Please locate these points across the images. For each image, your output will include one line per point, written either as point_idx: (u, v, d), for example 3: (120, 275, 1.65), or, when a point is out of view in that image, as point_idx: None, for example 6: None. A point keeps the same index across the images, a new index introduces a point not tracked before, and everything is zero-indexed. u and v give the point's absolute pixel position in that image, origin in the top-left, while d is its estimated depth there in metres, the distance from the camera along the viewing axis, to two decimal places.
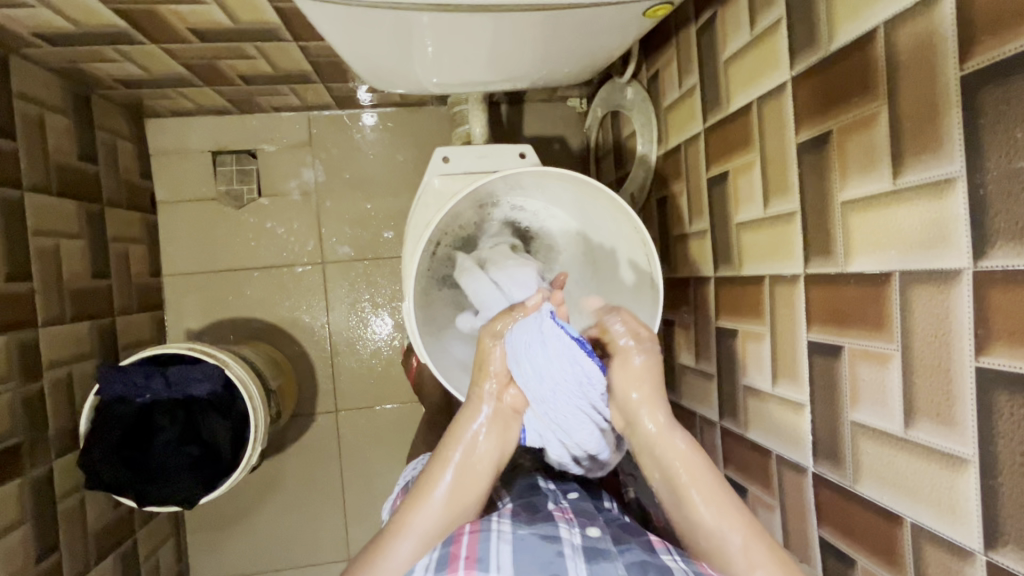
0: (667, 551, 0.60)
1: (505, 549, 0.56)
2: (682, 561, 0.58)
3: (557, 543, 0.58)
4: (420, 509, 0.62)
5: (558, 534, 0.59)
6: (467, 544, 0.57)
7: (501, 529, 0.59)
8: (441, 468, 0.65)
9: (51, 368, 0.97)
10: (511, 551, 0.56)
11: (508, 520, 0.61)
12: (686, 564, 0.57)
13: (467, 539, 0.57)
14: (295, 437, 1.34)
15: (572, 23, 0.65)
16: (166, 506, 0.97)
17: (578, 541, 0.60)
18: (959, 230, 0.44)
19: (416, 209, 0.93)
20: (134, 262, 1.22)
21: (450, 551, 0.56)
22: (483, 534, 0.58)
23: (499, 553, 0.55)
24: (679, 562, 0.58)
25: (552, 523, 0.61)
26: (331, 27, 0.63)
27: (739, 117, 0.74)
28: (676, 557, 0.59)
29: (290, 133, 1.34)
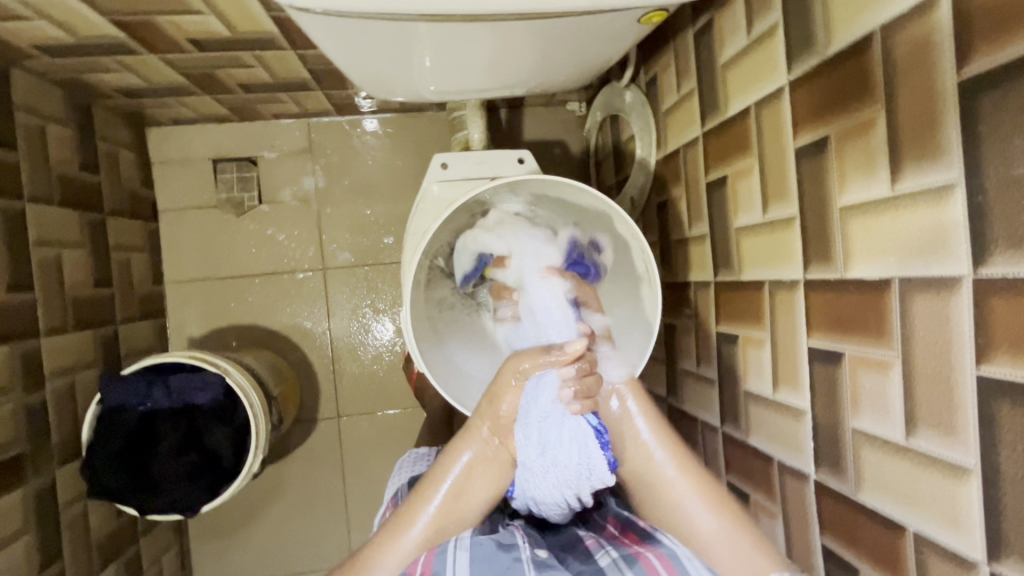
0: (602, 550, 0.67)
1: (460, 559, 0.63)
2: (614, 552, 0.65)
3: (511, 553, 0.65)
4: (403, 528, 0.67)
5: (508, 545, 0.66)
6: (423, 562, 0.64)
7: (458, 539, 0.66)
8: (423, 507, 0.67)
9: (54, 378, 0.97)
10: (466, 562, 0.63)
11: (466, 532, 0.68)
12: (617, 554, 0.64)
13: (424, 561, 0.64)
14: (298, 443, 1.34)
15: (569, 30, 0.65)
16: (169, 514, 0.97)
17: (530, 551, 0.66)
18: (959, 237, 0.44)
19: (416, 216, 0.93)
20: (136, 270, 1.23)
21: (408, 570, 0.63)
22: (439, 552, 0.64)
23: (454, 564, 0.63)
24: (612, 555, 0.65)
25: (505, 535, 0.68)
26: (326, 38, 0.63)
27: (737, 122, 0.74)
28: (610, 551, 0.66)
29: (290, 140, 1.34)
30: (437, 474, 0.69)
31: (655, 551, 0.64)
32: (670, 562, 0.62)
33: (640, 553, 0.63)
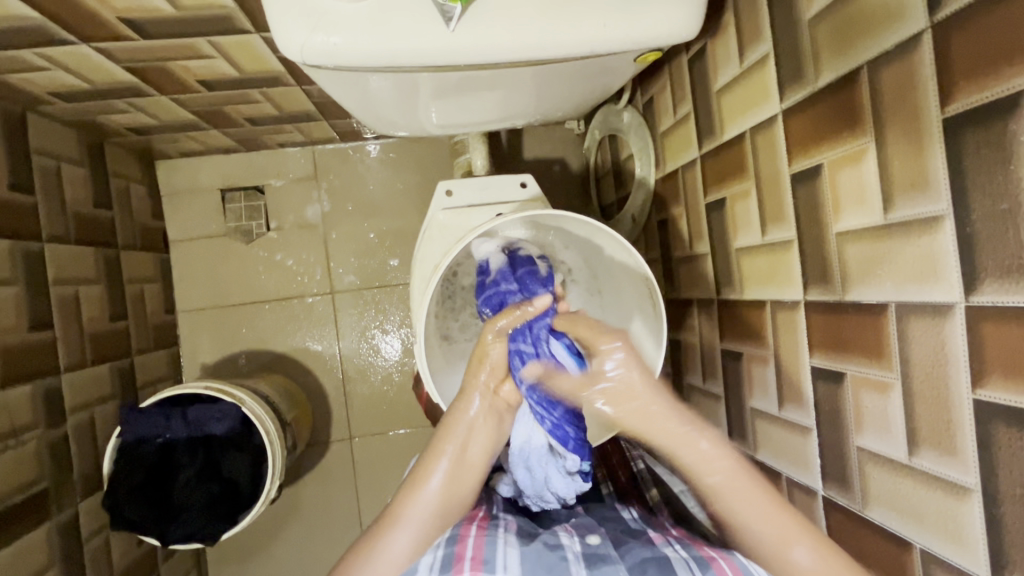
0: (667, 544, 0.64)
1: (511, 553, 0.60)
2: (682, 550, 0.61)
3: (559, 550, 0.61)
4: (412, 504, 0.65)
5: (558, 543, 0.63)
6: (473, 546, 0.60)
7: (507, 538, 0.62)
8: (431, 470, 0.67)
9: (74, 412, 1.00)
10: (517, 559, 0.59)
11: (513, 534, 0.64)
12: (687, 553, 0.60)
13: (472, 540, 0.61)
14: (312, 465, 1.36)
15: (568, 70, 0.67)
16: (189, 542, 0.99)
17: (579, 548, 0.63)
18: (949, 265, 0.46)
19: (423, 243, 0.95)
20: (149, 301, 1.26)
21: (455, 551, 0.59)
22: (489, 539, 0.61)
23: (504, 558, 0.59)
24: (680, 552, 0.61)
25: (551, 534, 0.64)
26: (335, 87, 0.65)
27: (733, 146, 0.76)
28: (676, 547, 0.63)
29: (296, 168, 1.37)
30: (447, 427, 0.70)
31: (728, 558, 0.58)
32: (742, 569, 0.57)
33: (712, 559, 0.58)
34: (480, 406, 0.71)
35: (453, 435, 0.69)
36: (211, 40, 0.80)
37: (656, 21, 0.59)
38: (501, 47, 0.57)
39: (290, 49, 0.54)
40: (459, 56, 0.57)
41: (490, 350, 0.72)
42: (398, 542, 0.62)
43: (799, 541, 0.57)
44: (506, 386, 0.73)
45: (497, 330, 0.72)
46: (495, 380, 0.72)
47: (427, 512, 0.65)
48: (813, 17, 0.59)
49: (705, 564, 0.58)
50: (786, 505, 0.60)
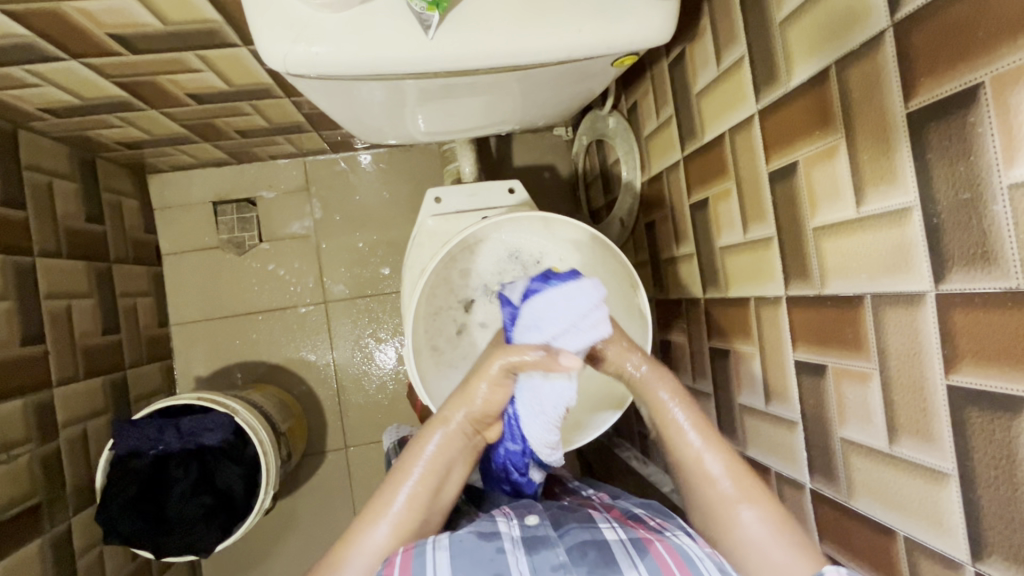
0: (606, 523, 0.64)
1: (442, 558, 0.56)
2: (620, 531, 0.61)
3: (495, 540, 0.59)
4: (356, 545, 0.63)
5: (494, 532, 0.60)
6: (401, 563, 0.55)
7: (436, 539, 0.58)
8: (385, 507, 0.65)
9: (67, 427, 1.00)
10: (447, 561, 0.55)
11: (444, 532, 0.60)
12: (624, 534, 0.60)
13: (400, 559, 0.56)
14: (307, 476, 1.36)
15: (547, 76, 0.69)
16: (182, 555, 0.97)
17: (517, 533, 0.61)
18: (919, 255, 0.47)
19: (413, 249, 0.96)
20: (142, 313, 1.26)
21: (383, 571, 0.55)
22: (417, 550, 0.57)
23: (435, 564, 0.55)
24: (618, 533, 0.61)
25: (488, 523, 0.62)
26: (321, 97, 0.67)
27: (714, 147, 0.78)
28: (614, 527, 0.62)
29: (287, 179, 1.38)
30: (410, 457, 0.69)
31: (665, 543, 0.58)
32: (679, 553, 0.56)
33: (649, 543, 0.58)
34: (446, 436, 0.69)
35: (413, 468, 0.68)
36: (199, 55, 0.82)
37: (631, 28, 0.61)
38: (481, 54, 0.58)
39: (274, 60, 0.56)
40: (441, 65, 0.58)
41: (478, 390, 0.69)
42: None
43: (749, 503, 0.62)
44: (491, 428, 0.72)
45: (488, 381, 0.68)
46: (473, 424, 0.70)
47: (374, 554, 0.62)
48: (783, 20, 0.61)
49: (642, 547, 0.57)
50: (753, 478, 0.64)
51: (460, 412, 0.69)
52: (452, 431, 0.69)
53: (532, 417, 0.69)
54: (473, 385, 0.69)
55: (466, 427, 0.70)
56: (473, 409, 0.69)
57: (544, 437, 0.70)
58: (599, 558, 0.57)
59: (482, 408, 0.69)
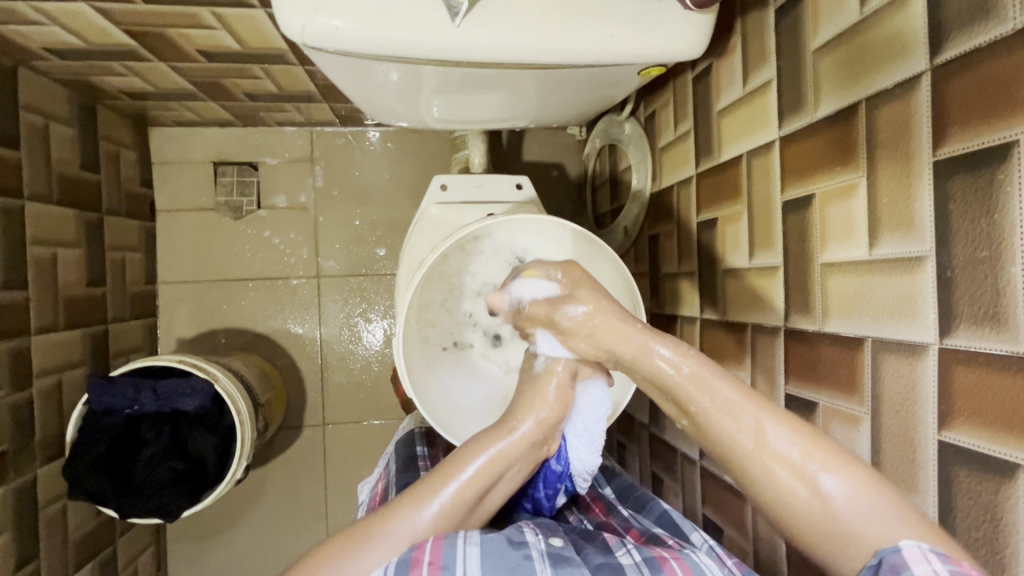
0: (622, 547, 0.60)
1: (472, 554, 0.54)
2: (636, 553, 0.58)
3: (523, 548, 0.56)
4: (400, 520, 0.59)
5: (521, 541, 0.58)
6: (430, 550, 0.53)
7: (467, 533, 0.56)
8: (435, 491, 0.62)
9: (41, 376, 0.97)
10: (478, 557, 0.53)
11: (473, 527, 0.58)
12: (639, 556, 0.57)
13: (429, 545, 0.54)
14: (282, 449, 1.35)
15: (570, 78, 0.67)
16: (147, 518, 0.96)
17: (543, 547, 0.57)
18: (927, 307, 0.47)
19: (413, 235, 0.94)
20: (130, 268, 1.23)
21: (411, 555, 0.53)
22: (447, 541, 0.55)
23: (464, 560, 0.53)
24: (633, 556, 0.57)
25: (516, 532, 0.59)
26: (337, 73, 0.65)
27: (729, 168, 0.77)
28: (630, 551, 0.59)
29: (292, 147, 1.35)
30: (469, 450, 0.66)
31: (680, 559, 0.55)
32: (693, 570, 0.53)
33: (664, 561, 0.55)
34: (516, 435, 0.67)
35: (473, 458, 0.65)
36: (214, 11, 0.79)
37: (661, 38, 0.59)
38: (506, 48, 0.56)
39: (292, 29, 0.53)
40: (464, 54, 0.56)
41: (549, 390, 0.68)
42: (374, 557, 0.55)
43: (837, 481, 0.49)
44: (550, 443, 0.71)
45: (556, 387, 0.68)
46: (540, 437, 0.68)
47: (415, 534, 0.58)
48: (816, 48, 0.60)
49: (656, 566, 0.54)
50: (819, 438, 0.52)
51: (529, 420, 0.68)
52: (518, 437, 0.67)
53: (578, 437, 0.73)
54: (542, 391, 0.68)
55: (533, 436, 0.68)
56: (544, 418, 0.68)
57: (588, 457, 0.74)
58: None
59: (550, 418, 0.68)
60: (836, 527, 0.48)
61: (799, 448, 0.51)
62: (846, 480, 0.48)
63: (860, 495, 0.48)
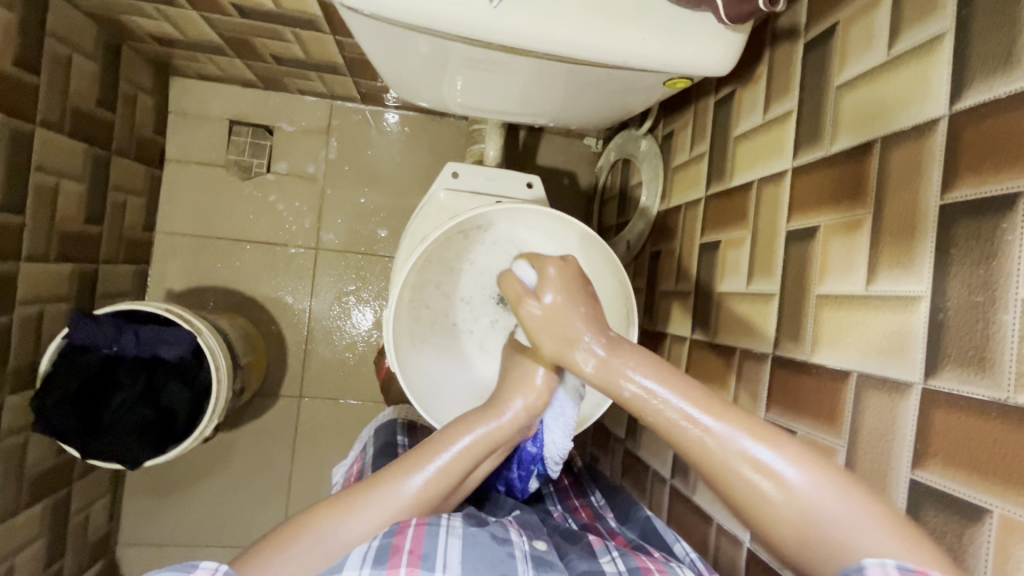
0: (606, 554, 0.60)
1: (454, 546, 0.53)
2: (620, 562, 0.58)
3: (506, 546, 0.57)
4: (383, 492, 0.58)
5: (505, 538, 0.58)
6: (412, 537, 0.53)
7: (451, 523, 0.56)
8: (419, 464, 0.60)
9: (24, 305, 0.96)
10: (458, 551, 0.53)
11: (458, 519, 0.57)
12: (623, 567, 0.57)
13: (411, 531, 0.53)
14: (254, 415, 1.33)
15: (596, 79, 0.69)
16: (110, 463, 0.95)
17: (526, 547, 0.58)
18: (916, 347, 0.47)
19: (418, 217, 0.95)
20: (130, 212, 1.23)
21: (392, 543, 0.52)
22: (431, 528, 0.54)
23: (446, 551, 0.52)
24: (617, 564, 0.58)
25: (501, 528, 0.60)
26: (370, 38, 0.66)
27: (738, 193, 0.77)
28: (615, 559, 0.59)
29: (310, 117, 1.36)
30: (460, 425, 0.63)
31: None
32: None
33: None
34: (511, 413, 0.64)
35: (466, 434, 0.62)
36: None
37: (692, 51, 0.60)
38: (538, 37, 0.57)
39: None
40: (497, 36, 0.57)
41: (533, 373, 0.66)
42: (356, 525, 0.56)
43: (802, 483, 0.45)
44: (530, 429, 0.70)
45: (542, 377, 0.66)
46: (528, 416, 0.65)
47: (395, 510, 0.57)
48: (839, 85, 0.61)
49: None
50: (783, 439, 0.47)
51: (518, 399, 0.65)
52: (500, 422, 0.64)
53: (553, 421, 0.72)
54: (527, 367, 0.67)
55: (519, 420, 0.65)
56: (532, 400, 0.66)
57: (561, 440, 0.73)
58: None
59: (538, 401, 0.66)
60: (814, 542, 0.43)
61: (770, 452, 0.46)
62: (814, 483, 0.44)
63: (826, 490, 0.44)
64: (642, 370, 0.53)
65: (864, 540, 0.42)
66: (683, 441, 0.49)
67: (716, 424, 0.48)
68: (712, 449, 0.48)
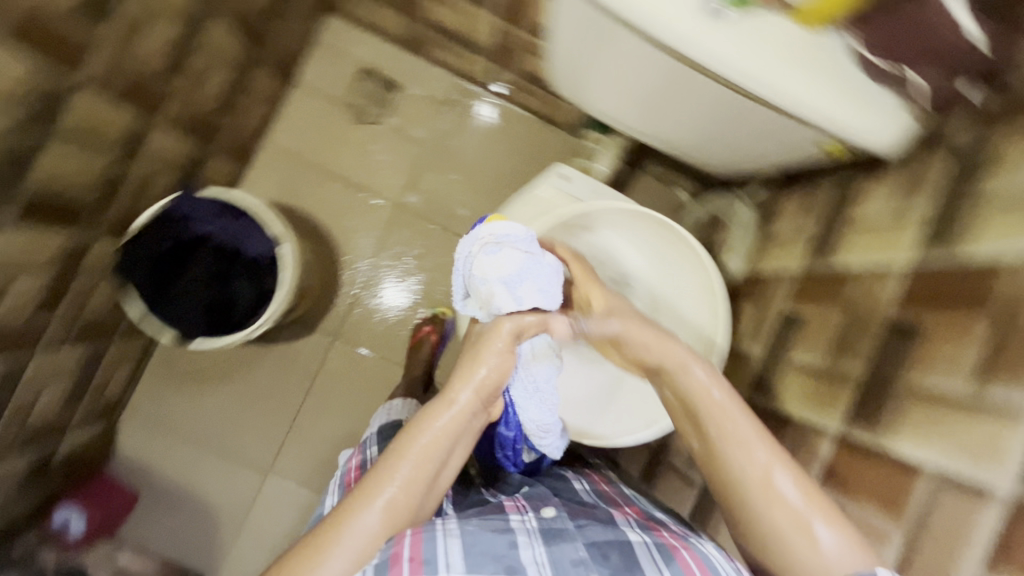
0: (628, 526, 0.68)
1: (452, 543, 0.58)
2: (644, 534, 0.65)
3: (508, 534, 0.62)
4: (345, 529, 0.61)
5: (507, 526, 0.63)
6: (410, 544, 0.58)
7: (446, 526, 0.60)
8: (376, 493, 0.64)
9: (142, 164, 1.02)
10: (456, 548, 0.58)
11: (453, 520, 0.62)
12: (648, 539, 0.64)
13: (407, 541, 0.58)
14: (287, 340, 1.36)
15: (753, 123, 0.71)
16: (163, 330, 1.00)
17: (533, 523, 0.65)
18: (1012, 458, 0.49)
19: (518, 204, 0.99)
20: (250, 117, 1.29)
21: (393, 552, 0.57)
22: (427, 533, 0.59)
23: (445, 551, 0.57)
24: (641, 536, 0.65)
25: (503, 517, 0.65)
26: (565, 16, 0.68)
27: (839, 274, 0.79)
28: (637, 531, 0.66)
29: (434, 87, 1.42)
30: (412, 432, 0.68)
31: (690, 550, 0.63)
32: (707, 565, 0.61)
33: (676, 551, 0.62)
34: (462, 402, 0.70)
35: (416, 441, 0.67)
36: None
37: (858, 119, 0.64)
38: (733, 64, 0.60)
39: None
40: (698, 52, 0.60)
41: (487, 359, 0.72)
42: (335, 566, 0.60)
43: (824, 526, 0.59)
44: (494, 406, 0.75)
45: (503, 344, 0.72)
46: (480, 403, 0.71)
47: (367, 539, 0.61)
48: None
49: (669, 555, 0.62)
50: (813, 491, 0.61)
51: (467, 390, 0.70)
52: (457, 411, 0.69)
53: (527, 398, 0.78)
54: (481, 356, 0.72)
55: (472, 404, 0.70)
56: (478, 385, 0.71)
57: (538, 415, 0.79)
58: (621, 561, 0.61)
59: (488, 378, 0.72)
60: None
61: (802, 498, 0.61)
62: (835, 531, 0.58)
63: (844, 544, 0.57)
64: (722, 398, 0.67)
65: (853, 565, 0.56)
66: (741, 468, 0.63)
67: (768, 461, 0.63)
68: (764, 478, 0.62)
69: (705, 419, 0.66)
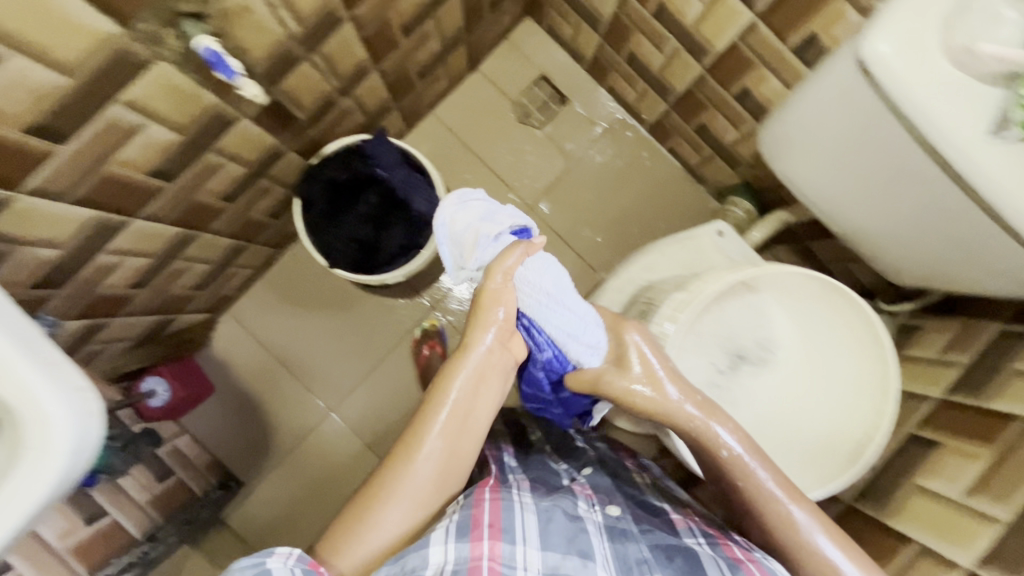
0: (692, 535, 0.72)
1: (528, 520, 0.66)
2: (706, 544, 0.70)
3: (578, 521, 0.68)
4: (403, 481, 0.69)
5: (574, 514, 0.69)
6: (491, 514, 0.65)
7: (522, 504, 0.68)
8: (424, 451, 0.70)
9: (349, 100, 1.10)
10: (531, 524, 0.66)
11: (528, 495, 0.70)
12: (713, 550, 0.69)
13: (489, 511, 0.66)
14: (391, 295, 1.43)
15: (978, 240, 0.72)
16: (314, 253, 1.10)
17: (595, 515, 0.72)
18: None
19: (670, 244, 1.03)
20: (435, 87, 1.38)
21: (474, 518, 0.64)
22: (504, 507, 0.67)
23: (521, 526, 0.65)
24: (704, 546, 0.70)
25: (570, 504, 0.71)
26: (827, 90, 0.73)
27: (990, 413, 0.77)
28: (700, 541, 0.71)
29: (602, 112, 1.48)
30: (447, 385, 0.73)
31: (756, 562, 0.67)
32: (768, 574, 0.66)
33: (742, 561, 0.66)
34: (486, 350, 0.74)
35: (452, 399, 0.72)
36: None
37: None
38: (993, 179, 0.63)
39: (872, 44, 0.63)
40: (965, 156, 0.63)
41: (496, 311, 0.74)
42: (394, 513, 0.68)
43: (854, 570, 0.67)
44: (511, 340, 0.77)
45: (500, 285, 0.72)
46: (499, 342, 0.75)
47: (422, 489, 0.69)
48: None
49: (734, 565, 0.66)
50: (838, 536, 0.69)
51: (487, 337, 0.74)
52: (482, 360, 0.74)
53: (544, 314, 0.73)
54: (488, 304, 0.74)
55: (494, 347, 0.75)
56: (498, 330, 0.75)
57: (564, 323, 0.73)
58: (682, 564, 0.68)
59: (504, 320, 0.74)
60: None
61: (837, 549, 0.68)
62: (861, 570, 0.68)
63: None
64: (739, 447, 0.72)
65: None
66: (774, 521, 0.70)
67: (802, 514, 0.69)
68: (796, 529, 0.69)
69: (734, 469, 0.71)
